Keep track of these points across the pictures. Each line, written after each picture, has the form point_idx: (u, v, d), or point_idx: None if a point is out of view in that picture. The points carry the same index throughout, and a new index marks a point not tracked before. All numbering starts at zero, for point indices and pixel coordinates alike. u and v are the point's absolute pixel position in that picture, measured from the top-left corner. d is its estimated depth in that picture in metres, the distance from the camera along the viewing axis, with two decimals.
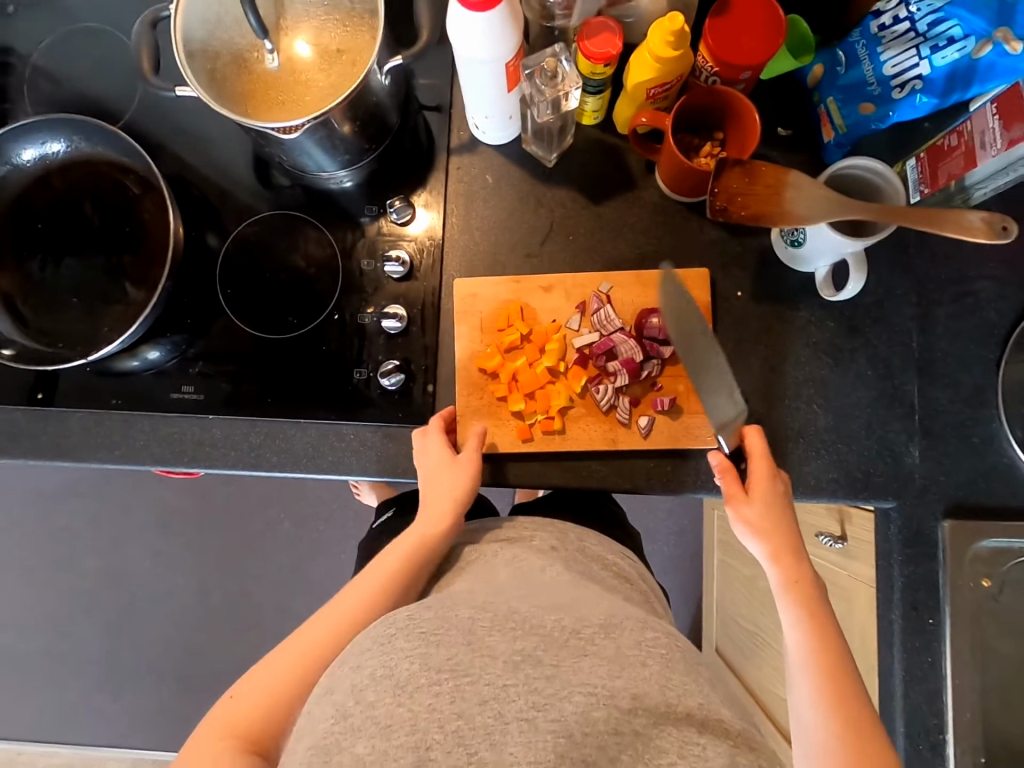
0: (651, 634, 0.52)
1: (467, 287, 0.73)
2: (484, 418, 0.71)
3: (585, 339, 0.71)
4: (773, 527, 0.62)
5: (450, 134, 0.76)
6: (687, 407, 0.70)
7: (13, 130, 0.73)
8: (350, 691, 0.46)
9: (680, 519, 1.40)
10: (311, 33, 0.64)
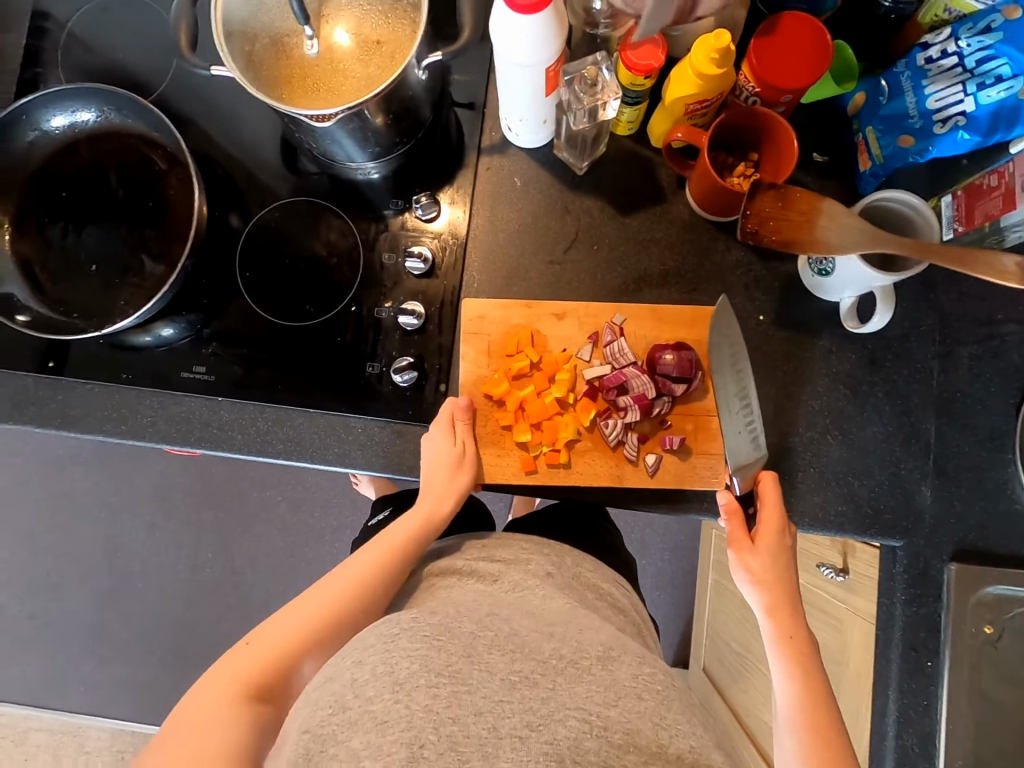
0: (649, 670, 0.52)
1: (475, 308, 0.71)
2: (490, 448, 0.70)
3: (596, 371, 0.70)
4: (775, 579, 0.62)
5: (481, 132, 0.75)
6: (697, 448, 0.70)
7: (45, 96, 0.72)
8: (350, 684, 0.46)
9: (677, 535, 1.40)
10: (352, 23, 0.64)
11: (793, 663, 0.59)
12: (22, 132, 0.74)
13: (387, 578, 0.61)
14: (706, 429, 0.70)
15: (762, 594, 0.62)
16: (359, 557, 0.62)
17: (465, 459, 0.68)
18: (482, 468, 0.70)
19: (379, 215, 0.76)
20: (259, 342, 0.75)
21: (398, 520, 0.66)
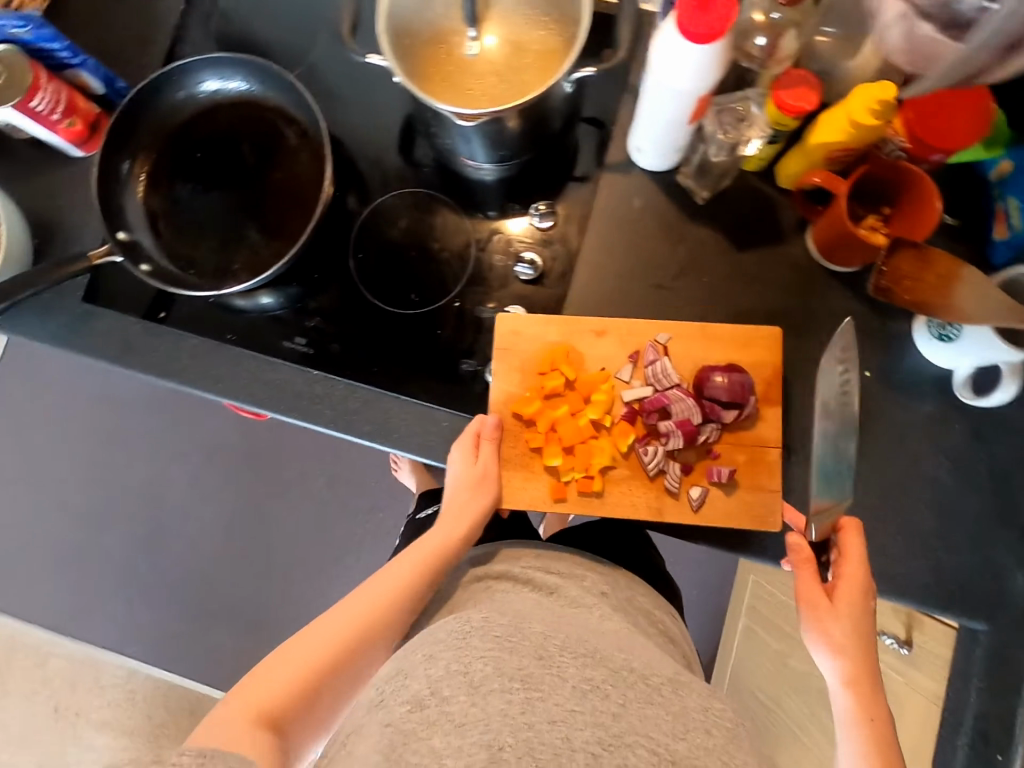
0: (719, 705, 0.50)
1: (508, 324, 0.71)
2: (518, 468, 0.70)
3: (635, 394, 0.69)
4: (853, 652, 0.58)
5: (605, 149, 0.76)
6: (745, 482, 0.68)
7: (204, 60, 0.75)
8: (426, 682, 0.48)
9: (710, 573, 1.38)
10: (515, 29, 0.64)
11: (868, 747, 0.56)
12: (173, 92, 0.77)
13: (416, 601, 0.61)
14: (758, 462, 0.68)
15: (838, 668, 0.58)
16: (380, 583, 0.61)
17: (493, 469, 0.68)
18: (506, 490, 0.70)
19: (498, 214, 0.77)
20: (360, 322, 0.78)
21: (418, 539, 0.65)
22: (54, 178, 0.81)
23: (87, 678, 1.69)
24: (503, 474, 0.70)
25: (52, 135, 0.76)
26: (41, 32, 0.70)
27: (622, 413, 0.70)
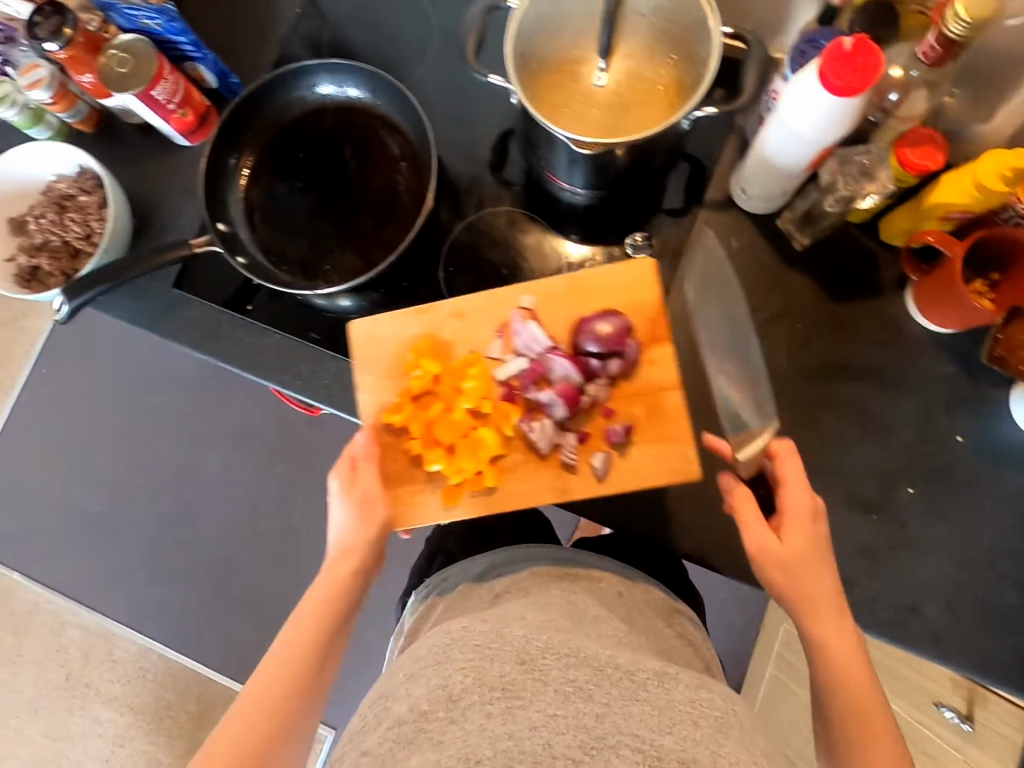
0: (708, 694, 0.42)
1: (363, 326, 0.69)
2: (382, 473, 0.67)
3: (511, 371, 0.66)
4: (811, 584, 0.56)
5: (708, 188, 0.76)
6: (653, 435, 0.65)
7: (325, 65, 0.77)
8: (406, 701, 0.43)
9: (735, 617, 1.35)
10: (644, 62, 0.65)
11: (842, 690, 0.55)
12: (289, 95, 0.79)
13: (315, 650, 0.60)
14: (660, 411, 0.65)
15: (800, 606, 0.56)
16: (263, 668, 0.59)
17: (374, 481, 0.65)
18: (403, 507, 0.66)
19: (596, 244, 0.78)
20: None
21: (325, 571, 0.63)
22: (163, 165, 0.83)
23: (101, 650, 1.70)
24: (394, 491, 0.67)
25: (164, 123, 0.78)
26: (170, 23, 0.71)
27: (500, 393, 0.67)
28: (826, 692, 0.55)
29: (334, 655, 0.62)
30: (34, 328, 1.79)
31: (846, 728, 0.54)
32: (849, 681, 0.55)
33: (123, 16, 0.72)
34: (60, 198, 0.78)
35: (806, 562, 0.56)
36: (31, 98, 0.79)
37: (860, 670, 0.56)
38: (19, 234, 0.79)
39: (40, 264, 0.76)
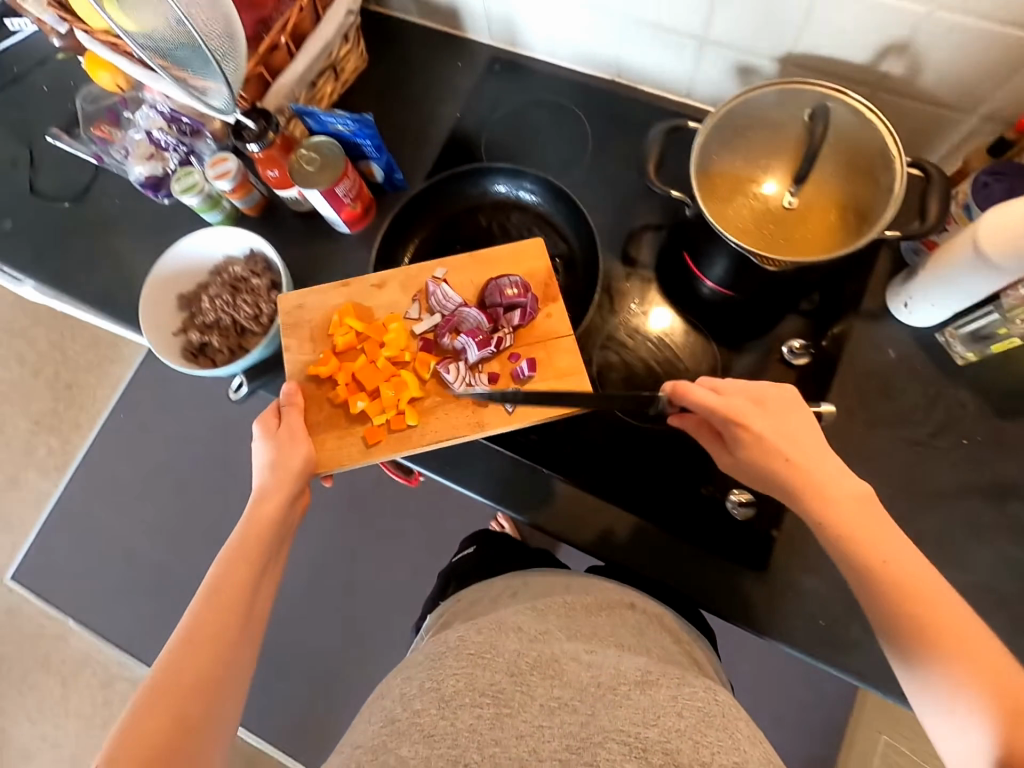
0: (688, 691, 0.53)
1: (293, 303, 0.77)
2: (329, 432, 0.73)
3: (425, 326, 0.76)
4: (799, 468, 0.57)
5: (864, 298, 0.77)
6: (550, 375, 0.74)
7: (510, 170, 0.83)
8: (400, 699, 0.52)
9: (812, 718, 1.30)
10: (835, 192, 0.66)
11: (877, 585, 0.52)
12: (456, 193, 0.85)
13: (250, 575, 0.61)
14: (556, 353, 0.75)
15: (806, 496, 0.56)
16: (218, 574, 0.60)
17: (300, 425, 0.71)
18: (325, 454, 0.72)
19: (750, 349, 0.78)
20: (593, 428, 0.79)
21: (250, 506, 0.64)
22: (327, 250, 0.88)
23: None
24: (315, 441, 0.73)
25: (335, 214, 0.83)
26: (363, 130, 0.77)
27: (418, 347, 0.76)
28: (869, 594, 0.53)
29: (272, 574, 0.64)
30: (122, 371, 1.84)
31: (893, 615, 0.51)
32: (865, 565, 0.53)
33: (317, 121, 0.79)
34: (231, 279, 0.82)
35: (790, 454, 0.57)
36: (215, 187, 0.84)
37: (873, 516, 0.54)
38: (187, 310, 0.83)
39: (210, 341, 0.80)
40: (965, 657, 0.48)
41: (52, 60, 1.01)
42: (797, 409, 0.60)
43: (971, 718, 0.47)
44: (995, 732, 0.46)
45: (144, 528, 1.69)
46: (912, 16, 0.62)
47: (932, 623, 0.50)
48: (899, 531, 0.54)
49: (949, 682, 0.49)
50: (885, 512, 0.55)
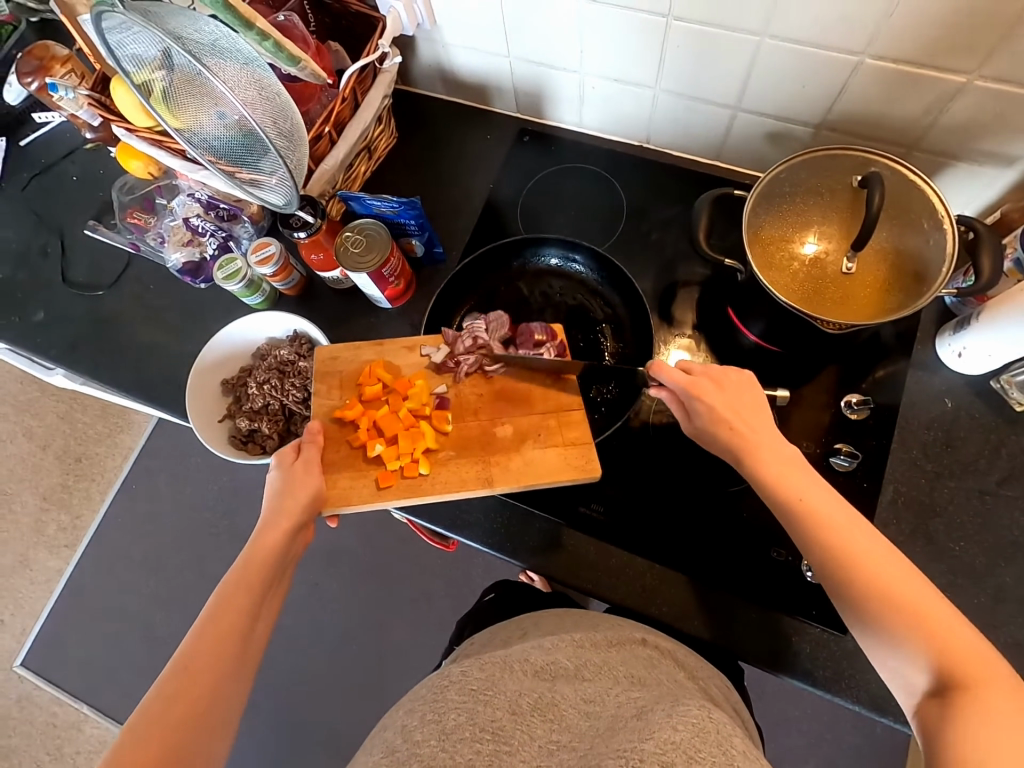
0: (684, 710, 0.49)
1: (327, 355, 0.78)
2: (343, 471, 0.71)
3: (448, 388, 0.76)
4: (741, 433, 0.59)
5: (913, 349, 0.78)
6: (561, 441, 0.73)
7: (561, 240, 0.85)
8: (401, 731, 0.52)
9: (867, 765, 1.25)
10: (894, 255, 0.65)
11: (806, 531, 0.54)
12: (497, 267, 0.87)
13: (249, 602, 0.57)
14: (567, 424, 0.74)
15: (742, 458, 0.59)
16: (218, 599, 0.56)
17: (316, 461, 0.69)
18: (336, 492, 0.70)
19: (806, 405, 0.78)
20: (657, 497, 0.78)
21: (257, 532, 0.61)
22: (369, 326, 0.88)
23: None
24: (327, 479, 0.71)
25: (379, 294, 0.82)
26: (408, 211, 0.78)
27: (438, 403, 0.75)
28: (804, 539, 0.54)
29: (273, 602, 0.60)
30: (132, 440, 1.78)
31: (821, 554, 0.53)
32: (798, 514, 0.54)
33: (361, 205, 0.80)
34: (277, 363, 0.81)
35: (733, 421, 0.60)
36: (257, 272, 0.83)
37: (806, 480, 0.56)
38: (232, 395, 0.82)
39: (259, 427, 0.79)
40: (889, 589, 0.49)
41: (80, 150, 1.01)
42: (750, 389, 0.63)
43: (900, 644, 0.48)
44: (924, 654, 0.47)
45: (159, 604, 1.62)
46: (953, 86, 0.63)
47: (855, 556, 0.51)
48: (821, 482, 0.56)
49: (880, 614, 0.49)
50: (811, 468, 0.57)
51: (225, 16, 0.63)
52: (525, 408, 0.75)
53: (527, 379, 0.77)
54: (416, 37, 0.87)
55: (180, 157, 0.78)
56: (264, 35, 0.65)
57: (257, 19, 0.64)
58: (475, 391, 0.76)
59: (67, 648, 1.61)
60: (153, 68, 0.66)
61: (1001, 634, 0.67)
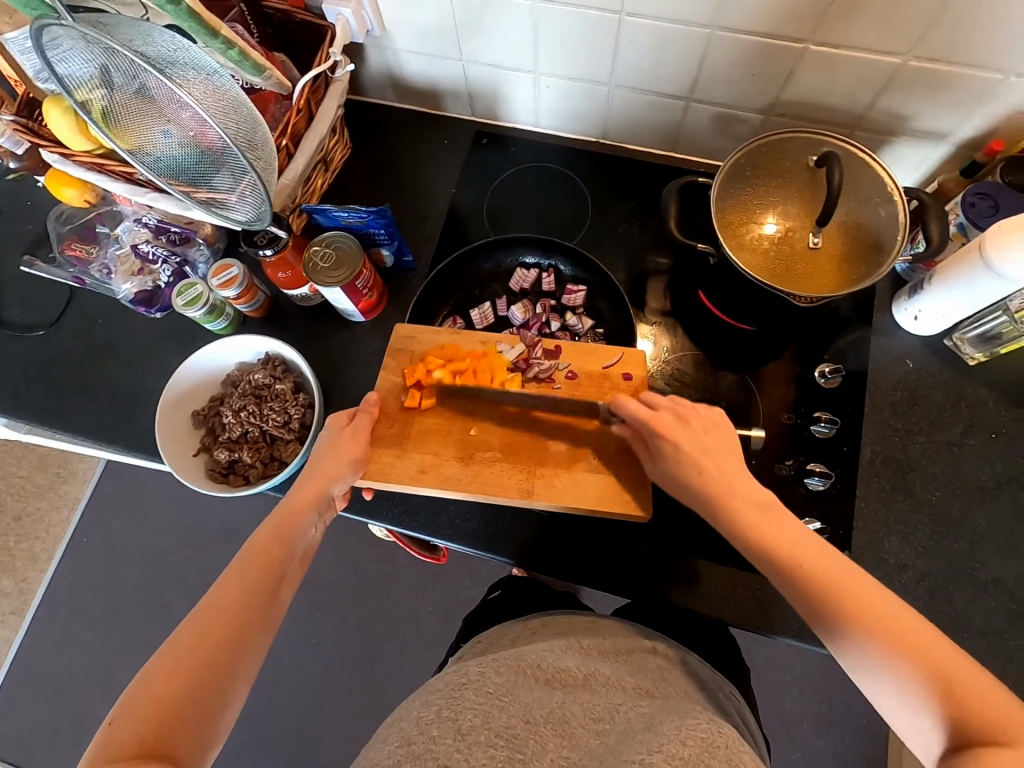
0: (692, 722, 0.50)
1: (405, 333, 0.75)
2: (389, 447, 0.69)
3: (510, 387, 0.72)
4: (712, 476, 0.59)
5: (873, 315, 0.83)
6: (616, 470, 0.68)
7: (536, 240, 0.86)
8: (417, 723, 0.50)
9: (858, 718, 1.31)
10: (854, 228, 0.69)
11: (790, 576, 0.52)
12: (469, 268, 0.86)
13: (265, 572, 0.55)
14: (625, 452, 0.69)
15: (714, 501, 0.58)
16: (245, 556, 0.55)
17: (366, 433, 0.66)
18: (378, 467, 0.68)
19: (783, 378, 0.81)
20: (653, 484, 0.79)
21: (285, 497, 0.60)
22: (343, 340, 0.85)
23: None
24: (372, 452, 0.68)
25: (352, 307, 0.80)
26: (378, 220, 0.76)
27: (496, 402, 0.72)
28: (794, 587, 0.52)
29: (292, 582, 0.57)
30: (78, 489, 1.64)
31: (819, 605, 0.50)
32: (789, 558, 0.53)
33: (326, 217, 0.77)
34: (252, 387, 0.78)
35: (702, 466, 0.59)
36: (219, 295, 0.80)
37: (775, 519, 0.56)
38: (205, 426, 0.78)
39: (239, 456, 0.75)
40: (893, 636, 0.47)
41: (3, 181, 0.93)
42: (720, 428, 0.62)
43: (916, 698, 0.46)
44: (936, 706, 0.45)
45: (126, 661, 1.51)
46: (889, 67, 0.68)
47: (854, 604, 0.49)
48: (802, 527, 0.56)
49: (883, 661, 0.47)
50: (789, 512, 0.57)
51: (188, 24, 0.61)
52: (586, 426, 0.70)
53: (594, 398, 0.71)
54: (365, 44, 0.85)
55: (124, 180, 0.73)
56: (230, 44, 0.65)
57: (222, 27, 0.64)
58: (538, 398, 0.72)
59: (23, 724, 1.47)
60: (92, 87, 0.62)
61: (982, 573, 0.71)
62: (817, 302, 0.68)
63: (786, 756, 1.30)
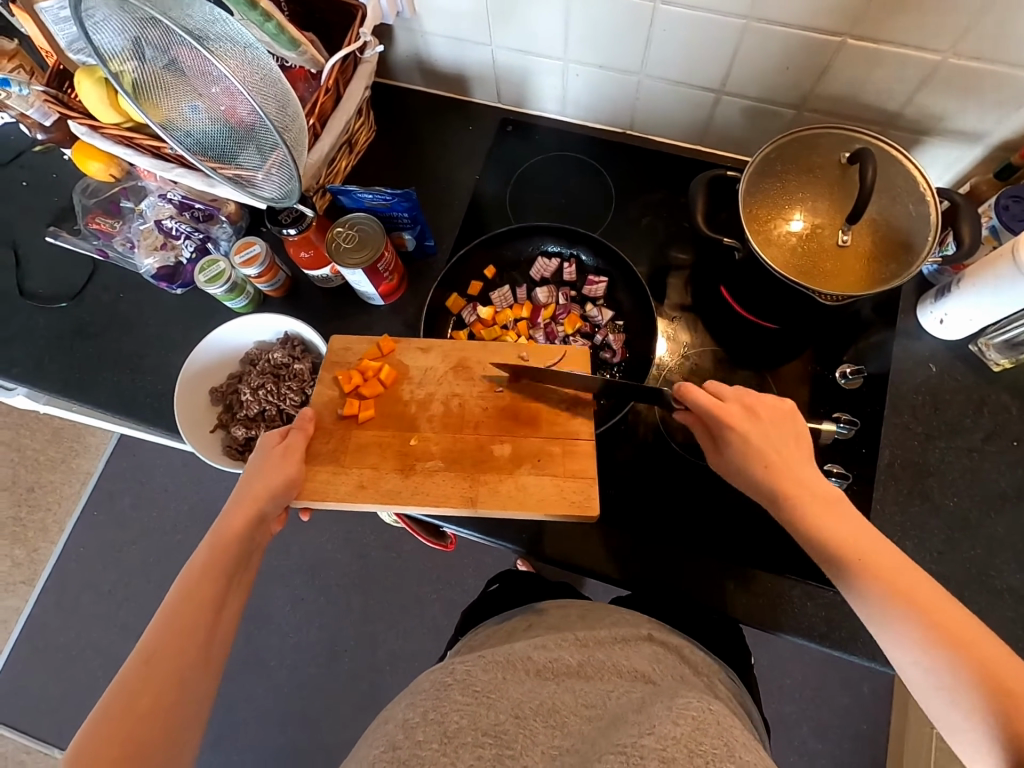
0: (684, 703, 0.50)
1: (340, 344, 0.73)
2: (327, 464, 0.65)
3: (451, 393, 0.69)
4: (779, 469, 0.57)
5: (897, 316, 0.82)
6: (562, 471, 0.65)
7: (557, 229, 0.85)
8: (402, 726, 0.50)
9: (858, 723, 1.30)
10: (883, 226, 0.68)
11: (870, 581, 0.50)
12: (491, 254, 0.86)
13: (215, 591, 0.54)
14: (573, 453, 0.66)
15: (782, 497, 0.56)
16: (179, 593, 0.53)
17: (300, 448, 0.64)
18: (314, 486, 0.64)
19: (803, 378, 0.80)
20: (667, 479, 0.79)
21: (216, 522, 0.57)
22: (361, 322, 0.85)
23: None
24: (306, 470, 0.65)
25: (373, 290, 0.80)
26: (403, 203, 0.76)
27: (437, 408, 0.69)
28: (858, 589, 0.50)
29: (242, 587, 0.56)
30: (90, 464, 1.66)
31: (881, 605, 0.49)
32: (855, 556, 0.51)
33: (351, 198, 0.77)
34: (271, 366, 0.78)
35: (770, 460, 0.57)
36: (241, 273, 0.80)
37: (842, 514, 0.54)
38: (223, 404, 0.78)
39: (256, 434, 0.76)
40: (973, 650, 0.45)
41: (29, 152, 0.94)
42: (790, 421, 0.60)
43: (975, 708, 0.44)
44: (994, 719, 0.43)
45: (133, 634, 1.53)
46: (928, 64, 0.66)
47: (979, 659, 0.45)
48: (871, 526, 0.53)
49: (960, 677, 0.45)
50: (852, 506, 0.55)
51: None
52: (530, 428, 0.67)
53: (539, 399, 0.69)
54: (394, 26, 0.85)
55: (151, 154, 0.73)
56: (267, 16, 0.66)
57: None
58: (481, 403, 0.69)
59: (32, 691, 1.50)
60: (124, 59, 0.61)
61: (997, 581, 0.71)
62: (842, 300, 0.67)
63: (783, 757, 1.30)
